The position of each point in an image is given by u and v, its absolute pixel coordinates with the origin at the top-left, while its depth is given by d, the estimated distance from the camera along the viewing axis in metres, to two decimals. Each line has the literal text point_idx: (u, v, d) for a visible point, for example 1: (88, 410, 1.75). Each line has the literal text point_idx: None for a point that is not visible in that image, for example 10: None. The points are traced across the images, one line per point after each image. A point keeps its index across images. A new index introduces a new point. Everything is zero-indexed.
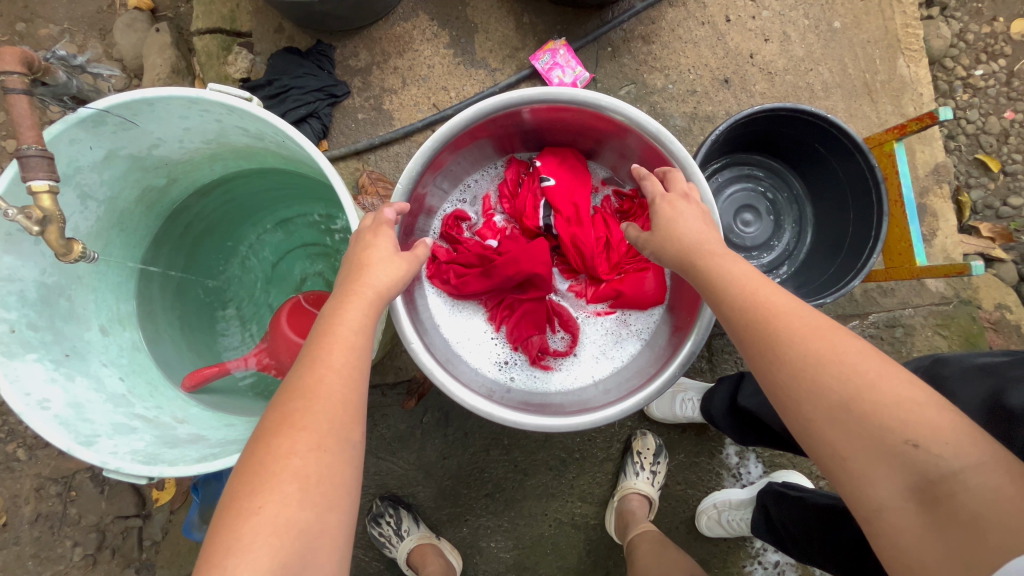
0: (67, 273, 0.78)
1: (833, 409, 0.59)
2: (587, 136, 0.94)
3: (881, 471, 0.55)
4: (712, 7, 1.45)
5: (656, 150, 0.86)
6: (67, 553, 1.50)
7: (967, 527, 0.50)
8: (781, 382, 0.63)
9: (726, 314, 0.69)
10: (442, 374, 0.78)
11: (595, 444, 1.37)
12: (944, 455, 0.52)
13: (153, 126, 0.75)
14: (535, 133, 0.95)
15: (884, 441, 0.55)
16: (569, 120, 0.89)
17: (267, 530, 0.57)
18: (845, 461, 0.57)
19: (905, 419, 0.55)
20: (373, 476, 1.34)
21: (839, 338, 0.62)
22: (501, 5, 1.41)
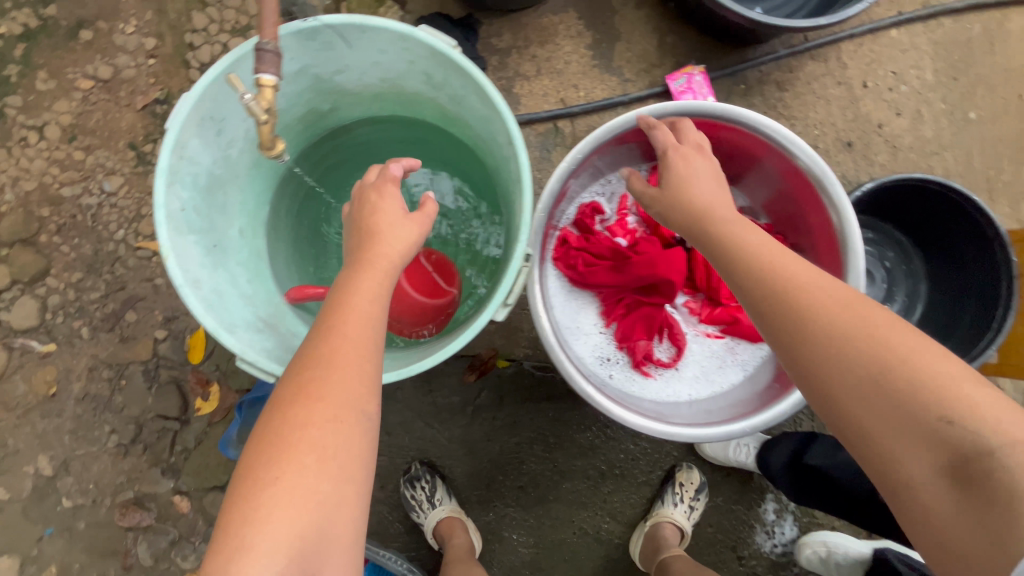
0: (229, 169, 0.82)
1: (864, 388, 0.60)
2: (738, 163, 0.96)
3: (914, 449, 0.55)
4: (853, 69, 1.45)
5: (810, 190, 0.86)
6: (103, 438, 1.54)
7: (1005, 503, 0.49)
8: (812, 361, 0.64)
9: (747, 292, 0.72)
10: (561, 355, 0.82)
11: (637, 466, 1.36)
12: (979, 431, 0.52)
13: (350, 53, 0.78)
14: (686, 146, 0.97)
15: (916, 418, 0.56)
16: (727, 141, 0.91)
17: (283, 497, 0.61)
18: (869, 437, 0.59)
19: (937, 396, 0.55)
20: (416, 440, 1.35)
21: (865, 312, 0.63)
22: (648, 20, 1.43)
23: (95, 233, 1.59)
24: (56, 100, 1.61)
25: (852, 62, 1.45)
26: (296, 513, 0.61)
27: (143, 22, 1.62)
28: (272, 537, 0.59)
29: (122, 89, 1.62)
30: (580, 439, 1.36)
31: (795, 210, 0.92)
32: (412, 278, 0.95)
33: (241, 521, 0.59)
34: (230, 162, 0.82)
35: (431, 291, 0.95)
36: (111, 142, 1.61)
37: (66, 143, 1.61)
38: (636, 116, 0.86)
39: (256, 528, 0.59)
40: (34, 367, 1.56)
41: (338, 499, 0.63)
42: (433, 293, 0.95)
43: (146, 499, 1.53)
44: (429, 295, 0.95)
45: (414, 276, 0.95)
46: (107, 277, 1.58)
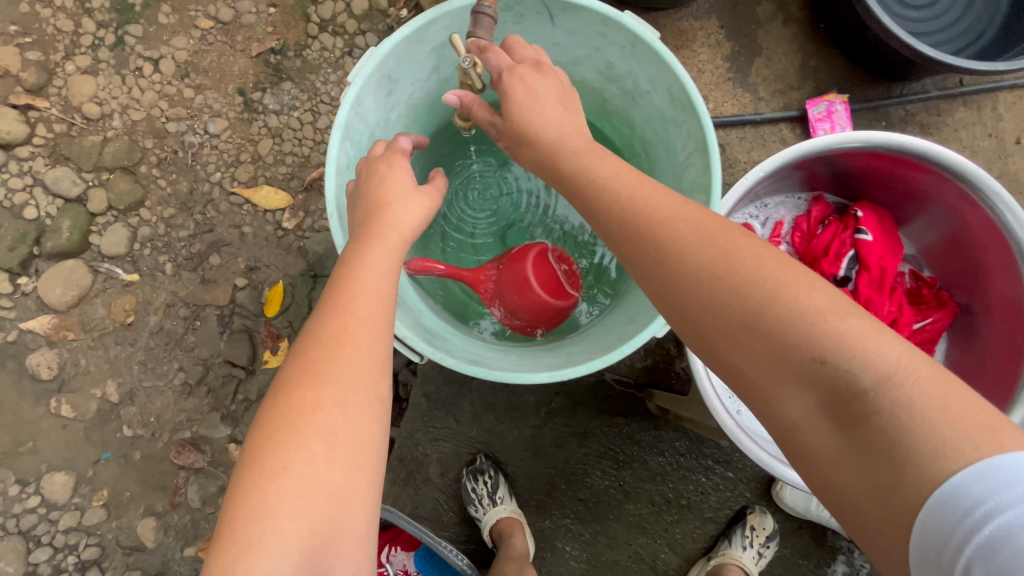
0: (385, 132, 0.79)
1: (733, 326, 0.55)
2: (914, 205, 0.93)
3: (791, 390, 0.52)
4: (1008, 122, 1.34)
5: (1003, 250, 0.82)
6: (170, 374, 1.56)
7: (889, 448, 0.46)
8: (662, 286, 0.60)
9: (609, 231, 0.64)
10: (706, 383, 0.85)
11: (706, 501, 1.30)
12: (852, 367, 0.48)
13: (538, 29, 0.75)
14: (864, 181, 0.95)
15: (791, 356, 0.51)
16: (918, 184, 0.89)
17: (293, 492, 0.59)
18: (753, 383, 0.54)
19: (816, 332, 0.50)
20: (483, 433, 1.32)
21: (732, 240, 0.58)
22: (794, 39, 1.35)
23: (193, 172, 1.60)
24: (175, 35, 1.62)
25: (1008, 115, 1.34)
26: (305, 508, 0.58)
27: None
28: (282, 536, 0.57)
29: (240, 34, 1.61)
30: (652, 462, 1.30)
31: (977, 267, 0.89)
32: (533, 275, 0.89)
33: (249, 518, 0.57)
34: (389, 123, 0.79)
35: (552, 292, 0.90)
36: (221, 85, 1.62)
37: (178, 79, 1.62)
38: (838, 142, 0.84)
39: (263, 525, 0.57)
40: (115, 294, 1.58)
41: (347, 489, 0.61)
42: (554, 294, 0.90)
43: (201, 442, 1.54)
44: (550, 296, 0.90)
45: (537, 273, 0.90)
46: (197, 218, 1.59)
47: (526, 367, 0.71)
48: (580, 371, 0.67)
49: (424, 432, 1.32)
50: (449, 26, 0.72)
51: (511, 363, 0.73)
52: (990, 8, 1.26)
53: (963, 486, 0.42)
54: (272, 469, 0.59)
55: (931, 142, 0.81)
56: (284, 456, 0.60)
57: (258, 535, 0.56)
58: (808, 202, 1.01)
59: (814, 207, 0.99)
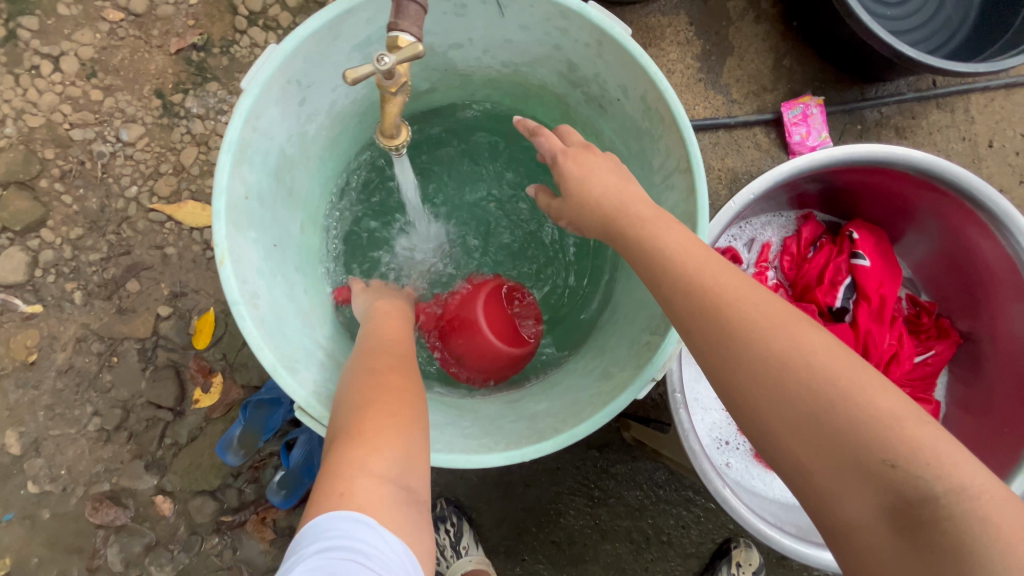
0: (302, 148, 0.64)
1: (797, 417, 0.48)
2: (913, 224, 0.86)
3: (854, 486, 0.45)
4: (980, 125, 1.30)
5: (1011, 273, 0.75)
6: (83, 420, 1.36)
7: (958, 559, 0.41)
8: (718, 365, 0.52)
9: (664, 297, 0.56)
10: (692, 440, 0.75)
11: (688, 536, 1.21)
12: (929, 476, 0.43)
13: (486, 22, 0.61)
14: (857, 199, 0.88)
15: (856, 453, 0.46)
16: (918, 203, 0.82)
17: (394, 447, 0.51)
18: (811, 478, 0.47)
19: (887, 435, 0.45)
20: (445, 473, 1.18)
21: (802, 331, 0.51)
22: (767, 38, 1.27)
23: (104, 186, 1.40)
24: (77, 28, 1.40)
25: (980, 118, 1.30)
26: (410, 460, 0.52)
27: None
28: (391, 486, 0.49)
29: (156, 28, 1.42)
30: (629, 498, 1.20)
31: (978, 297, 0.83)
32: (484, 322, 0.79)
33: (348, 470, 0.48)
34: (306, 139, 0.64)
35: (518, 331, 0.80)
36: (135, 86, 1.41)
37: (83, 79, 1.40)
38: (835, 158, 0.76)
39: (370, 477, 0.48)
40: (14, 329, 1.37)
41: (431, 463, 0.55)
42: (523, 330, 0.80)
43: (123, 495, 1.35)
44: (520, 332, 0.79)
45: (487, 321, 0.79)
46: (111, 239, 1.39)
47: (483, 447, 0.59)
48: (578, 432, 0.56)
49: None
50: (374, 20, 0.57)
51: (466, 442, 0.60)
52: (962, 7, 1.21)
53: None
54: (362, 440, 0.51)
55: (936, 156, 0.74)
56: (375, 419, 0.53)
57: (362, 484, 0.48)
58: (797, 222, 0.93)
59: (804, 228, 0.91)
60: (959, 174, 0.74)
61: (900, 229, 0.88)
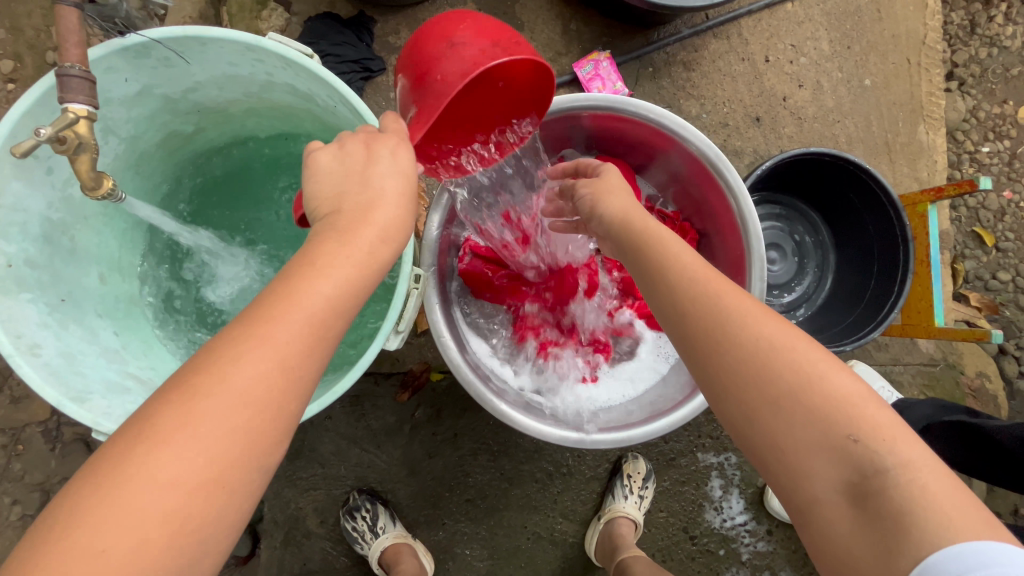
0: (74, 210, 0.72)
1: (772, 397, 0.59)
2: (639, 151, 0.96)
3: (821, 460, 0.56)
4: (754, 45, 1.46)
5: (701, 167, 0.85)
6: (3, 511, 1.39)
7: (897, 520, 0.51)
8: (707, 353, 0.64)
9: (673, 299, 0.67)
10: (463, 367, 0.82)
11: (584, 461, 1.35)
12: (881, 453, 0.54)
13: (196, 68, 0.69)
14: (592, 139, 0.97)
15: (828, 436, 0.56)
16: (626, 132, 0.91)
17: (226, 442, 0.47)
18: (783, 453, 0.58)
19: (847, 413, 0.56)
20: (354, 467, 1.28)
21: (786, 327, 0.63)
22: (550, 8, 1.39)
23: None
24: None
25: (753, 38, 1.46)
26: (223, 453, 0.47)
27: None
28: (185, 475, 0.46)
29: None
30: (525, 443, 1.32)
31: (699, 197, 0.92)
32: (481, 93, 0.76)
33: (139, 437, 0.45)
34: (74, 202, 0.72)
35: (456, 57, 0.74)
36: None
37: None
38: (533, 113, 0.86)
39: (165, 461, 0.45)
40: None
41: (258, 468, 0.49)
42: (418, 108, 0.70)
43: None
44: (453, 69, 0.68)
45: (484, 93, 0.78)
46: None
47: None
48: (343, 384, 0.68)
49: (294, 486, 1.27)
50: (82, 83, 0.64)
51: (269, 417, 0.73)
52: None
53: (944, 560, 0.47)
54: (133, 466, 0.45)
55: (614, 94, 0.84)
56: (154, 446, 0.46)
57: (144, 476, 0.45)
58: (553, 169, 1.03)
59: None
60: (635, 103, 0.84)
61: (631, 156, 0.98)
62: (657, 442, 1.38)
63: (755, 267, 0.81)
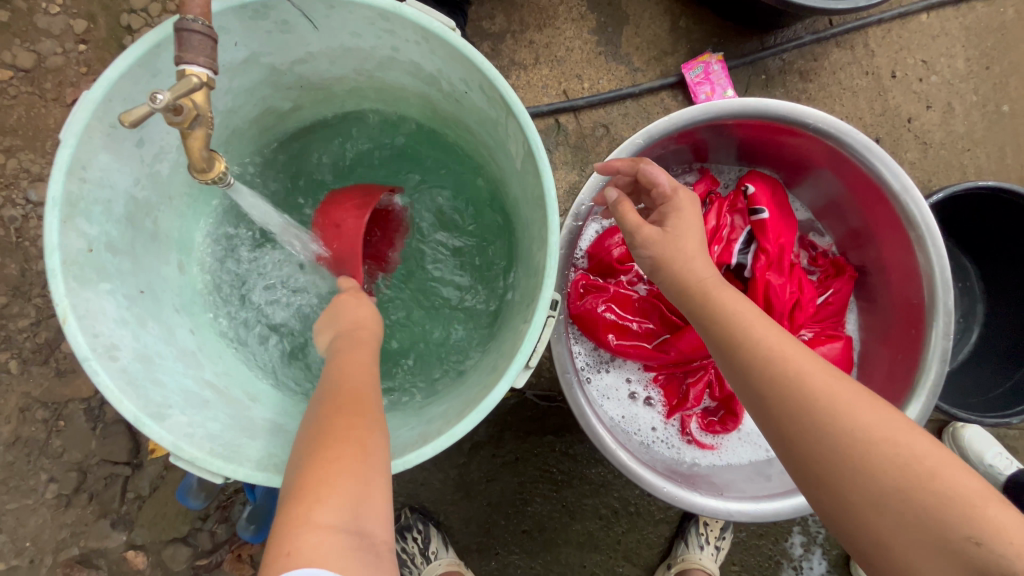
0: (159, 188, 0.63)
1: (877, 491, 0.55)
2: (802, 169, 0.84)
3: (935, 565, 0.51)
4: (881, 58, 1.31)
5: (880, 200, 0.75)
6: (39, 488, 1.33)
7: None
8: (798, 437, 0.60)
9: (752, 375, 0.63)
10: (588, 414, 0.72)
11: (654, 502, 1.23)
12: (1010, 553, 0.48)
13: (315, 36, 0.60)
14: (745, 149, 0.86)
15: (942, 538, 0.51)
16: (789, 148, 0.81)
17: (349, 489, 0.49)
18: (891, 552, 0.54)
19: (964, 512, 0.51)
20: (406, 483, 1.19)
21: (884, 414, 0.59)
22: (659, 2, 1.26)
23: (21, 251, 1.35)
24: None
25: (880, 50, 1.31)
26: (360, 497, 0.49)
27: (69, 0, 1.35)
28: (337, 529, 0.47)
29: (48, 81, 1.35)
30: (591, 476, 1.21)
31: (865, 230, 0.81)
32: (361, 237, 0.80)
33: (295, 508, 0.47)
34: (160, 179, 0.63)
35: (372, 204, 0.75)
36: (37, 143, 1.36)
37: None
38: (694, 116, 0.75)
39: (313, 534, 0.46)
40: None
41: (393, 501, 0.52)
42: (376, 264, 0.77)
43: (94, 557, 1.34)
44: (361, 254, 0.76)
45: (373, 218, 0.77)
46: (38, 303, 1.34)
47: None
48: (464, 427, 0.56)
49: None
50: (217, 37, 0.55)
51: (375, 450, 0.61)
52: None
53: None
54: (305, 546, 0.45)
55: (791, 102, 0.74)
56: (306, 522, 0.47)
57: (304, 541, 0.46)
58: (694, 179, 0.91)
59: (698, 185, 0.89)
60: (816, 115, 0.73)
61: (788, 173, 0.87)
62: None
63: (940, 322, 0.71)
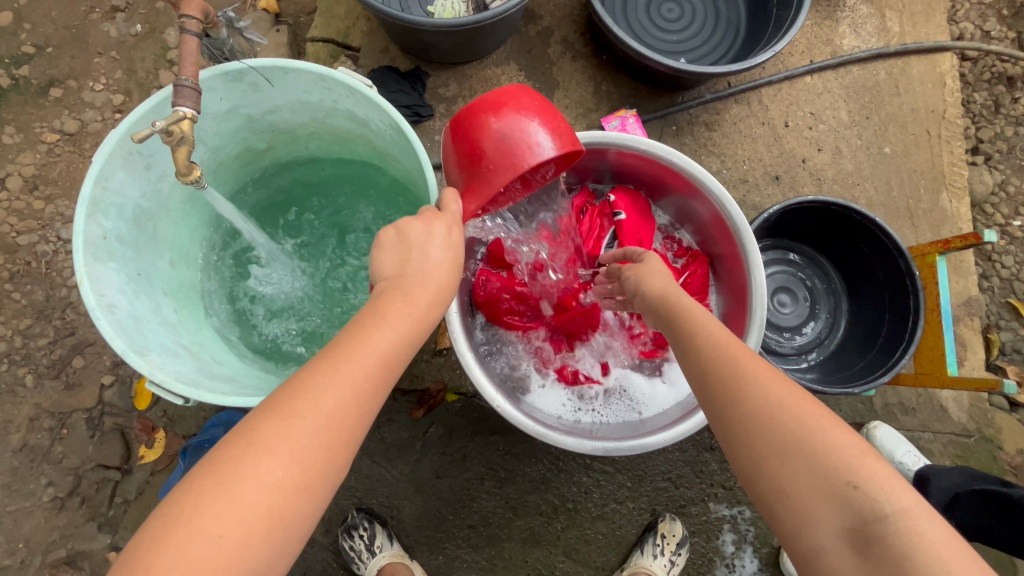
0: (158, 201, 0.85)
1: (782, 445, 0.62)
2: (655, 185, 1.05)
3: (823, 510, 0.58)
4: (774, 111, 1.57)
5: (703, 202, 0.95)
6: (38, 492, 1.47)
7: (898, 565, 0.54)
8: (722, 402, 0.67)
9: (695, 348, 0.71)
10: (474, 367, 0.87)
11: (591, 499, 1.33)
12: (880, 497, 0.57)
13: (276, 91, 0.84)
14: (612, 172, 1.07)
15: (830, 484, 0.59)
16: (640, 168, 1.01)
17: (292, 450, 0.55)
18: (790, 500, 0.60)
19: (848, 463, 0.59)
20: (363, 479, 1.32)
21: (796, 387, 0.66)
22: (584, 71, 1.54)
23: (48, 280, 1.58)
24: (20, 152, 1.64)
25: (773, 105, 1.57)
26: (308, 463, 0.55)
27: (111, 80, 1.67)
28: (285, 463, 0.54)
29: (87, 142, 1.65)
30: (531, 472, 1.32)
31: (705, 230, 1.01)
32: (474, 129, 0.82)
33: (249, 440, 0.54)
34: (161, 195, 0.85)
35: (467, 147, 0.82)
36: (73, 192, 1.63)
37: (26, 193, 1.62)
38: None
39: (258, 464, 0.53)
40: None
41: (326, 492, 0.57)
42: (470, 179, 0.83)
43: (79, 558, 1.45)
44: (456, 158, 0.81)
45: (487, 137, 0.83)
46: (57, 324, 1.55)
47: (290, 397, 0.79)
48: None
49: None
50: (212, 91, 0.79)
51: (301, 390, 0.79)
52: (718, 36, 1.56)
53: None
54: (237, 472, 0.53)
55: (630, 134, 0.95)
56: (250, 457, 0.53)
57: (250, 474, 0.53)
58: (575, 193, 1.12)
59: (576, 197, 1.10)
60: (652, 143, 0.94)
61: (647, 190, 1.07)
62: (667, 486, 1.34)
63: (757, 296, 0.87)
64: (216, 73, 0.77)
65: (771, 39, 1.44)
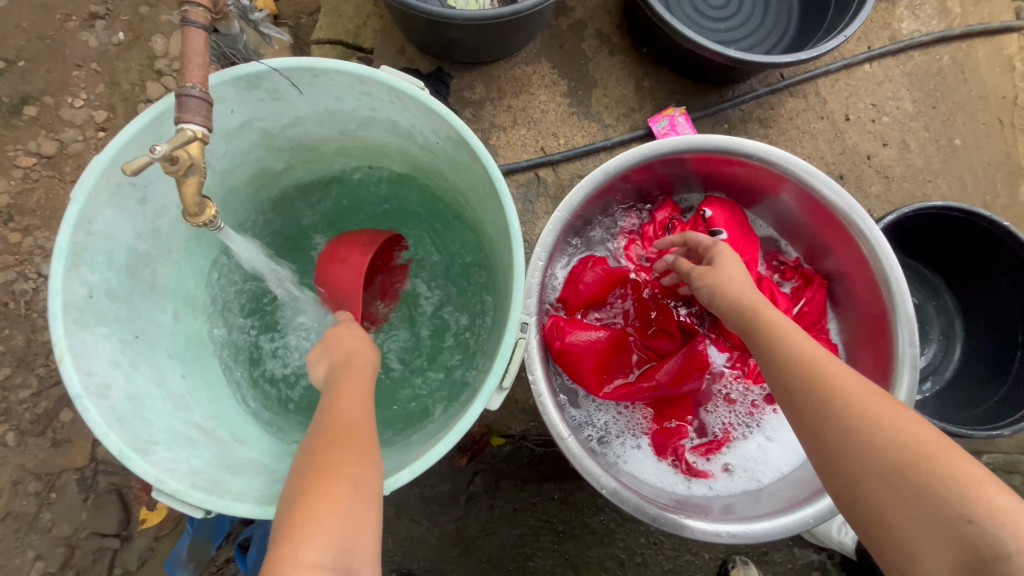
0: (158, 243, 0.70)
1: (881, 468, 0.55)
2: (755, 193, 0.92)
3: (932, 544, 0.51)
4: (833, 103, 1.42)
5: (824, 212, 0.82)
6: (25, 567, 1.29)
7: None
8: (811, 421, 0.61)
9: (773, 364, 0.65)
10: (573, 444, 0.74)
11: (661, 551, 1.17)
12: (1001, 535, 0.48)
13: (302, 100, 0.68)
14: (700, 179, 0.93)
15: (938, 515, 0.51)
16: (739, 175, 0.88)
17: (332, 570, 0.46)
18: (892, 531, 0.53)
19: (959, 491, 0.51)
20: (401, 541, 1.15)
21: (897, 404, 0.59)
22: (624, 67, 1.38)
23: (29, 322, 1.40)
24: None
25: (831, 97, 1.42)
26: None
27: (92, 95, 1.49)
28: None
29: (68, 165, 1.47)
30: (593, 524, 1.16)
31: (822, 243, 0.89)
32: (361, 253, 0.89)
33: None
34: (160, 236, 0.70)
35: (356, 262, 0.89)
36: (53, 222, 1.45)
37: (0, 225, 1.44)
38: (642, 155, 0.81)
39: None
40: None
41: None
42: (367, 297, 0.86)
43: None
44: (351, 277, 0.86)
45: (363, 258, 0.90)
46: (40, 372, 1.37)
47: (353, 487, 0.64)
48: (441, 446, 0.60)
49: None
50: (222, 101, 0.64)
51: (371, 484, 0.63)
52: (769, 23, 1.41)
53: None
54: None
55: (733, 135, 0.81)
56: None
57: None
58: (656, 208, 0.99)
59: (659, 212, 0.97)
60: (759, 147, 0.81)
61: (744, 198, 0.94)
62: None
63: (906, 322, 0.76)
64: (228, 79, 0.61)
65: (833, 24, 1.29)
